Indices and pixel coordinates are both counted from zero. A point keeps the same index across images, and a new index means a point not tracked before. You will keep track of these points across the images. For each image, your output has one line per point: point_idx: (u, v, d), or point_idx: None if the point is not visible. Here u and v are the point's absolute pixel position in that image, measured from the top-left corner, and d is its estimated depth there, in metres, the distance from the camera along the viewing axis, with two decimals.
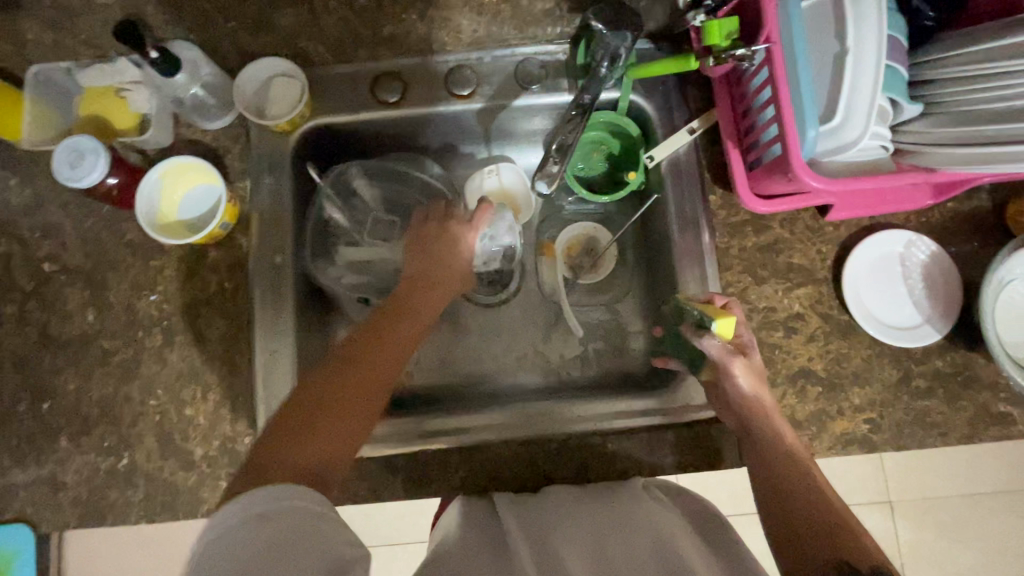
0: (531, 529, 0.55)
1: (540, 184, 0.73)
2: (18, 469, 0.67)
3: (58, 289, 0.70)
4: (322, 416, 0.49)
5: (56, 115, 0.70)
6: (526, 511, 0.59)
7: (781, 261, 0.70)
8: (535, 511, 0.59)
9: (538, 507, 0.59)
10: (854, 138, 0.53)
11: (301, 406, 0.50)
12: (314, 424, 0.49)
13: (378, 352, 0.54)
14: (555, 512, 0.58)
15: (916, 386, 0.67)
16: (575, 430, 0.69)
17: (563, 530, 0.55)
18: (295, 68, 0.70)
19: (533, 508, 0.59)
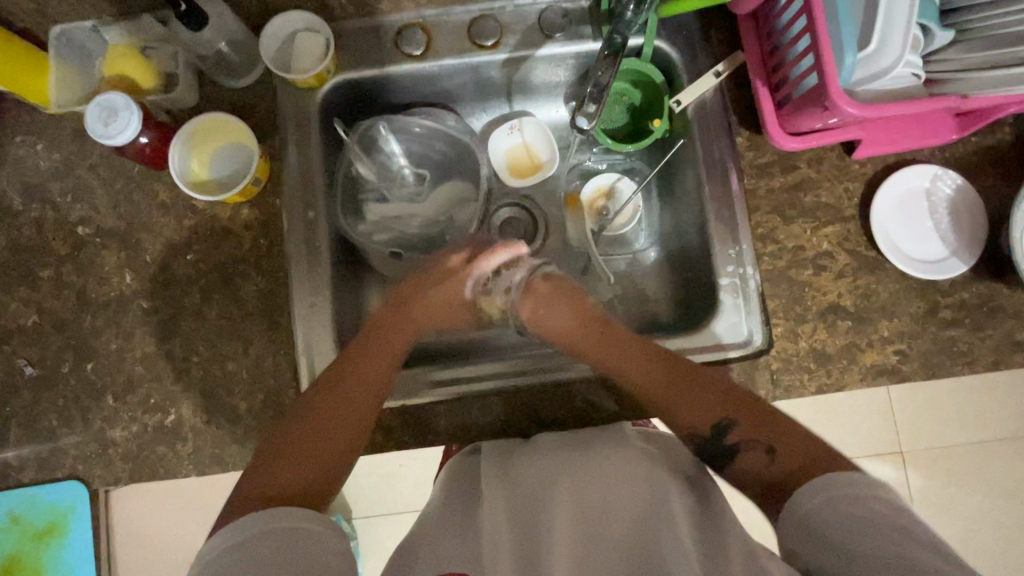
0: (519, 501, 0.55)
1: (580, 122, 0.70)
2: (66, 429, 0.68)
3: (93, 252, 0.70)
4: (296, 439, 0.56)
5: (81, 77, 0.70)
6: (511, 464, 0.59)
7: (808, 200, 0.70)
8: (519, 479, 0.57)
9: (520, 473, 0.58)
10: (890, 64, 0.53)
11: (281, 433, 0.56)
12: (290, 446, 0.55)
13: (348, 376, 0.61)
14: (534, 477, 0.57)
15: (942, 317, 0.68)
16: (552, 378, 0.70)
17: (552, 500, 0.54)
18: (319, 22, 0.70)
19: (516, 471, 0.58)
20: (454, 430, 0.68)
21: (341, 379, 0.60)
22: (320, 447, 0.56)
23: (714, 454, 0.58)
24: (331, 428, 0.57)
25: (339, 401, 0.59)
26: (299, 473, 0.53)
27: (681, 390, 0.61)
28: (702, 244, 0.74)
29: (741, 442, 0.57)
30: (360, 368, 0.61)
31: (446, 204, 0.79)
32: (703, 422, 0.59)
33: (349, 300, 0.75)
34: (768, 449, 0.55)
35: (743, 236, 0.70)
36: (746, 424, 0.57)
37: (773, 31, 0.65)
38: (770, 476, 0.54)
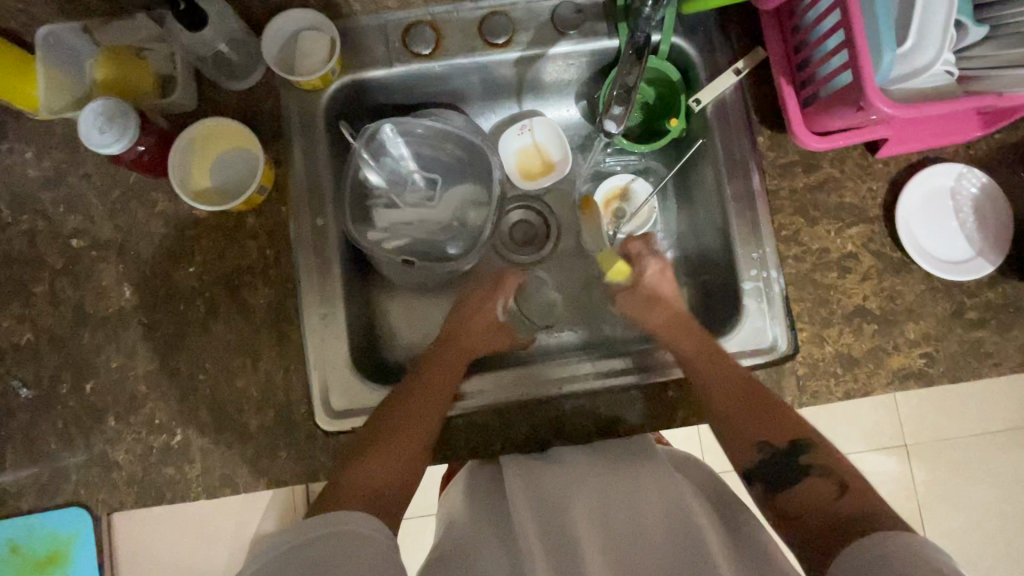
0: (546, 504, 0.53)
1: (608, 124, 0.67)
2: (67, 451, 0.65)
3: (90, 265, 0.67)
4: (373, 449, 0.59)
5: (70, 80, 0.66)
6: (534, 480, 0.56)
7: (832, 200, 0.69)
8: (545, 484, 0.55)
9: (545, 479, 0.56)
10: (927, 63, 0.52)
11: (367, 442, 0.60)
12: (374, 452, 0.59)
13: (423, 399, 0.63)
14: (561, 483, 0.55)
15: (969, 318, 0.67)
16: (573, 388, 0.68)
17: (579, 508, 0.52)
18: (324, 20, 0.67)
19: (542, 479, 0.56)
20: (483, 440, 0.66)
21: (418, 394, 0.63)
22: (400, 455, 0.59)
23: (773, 476, 0.59)
24: (415, 435, 0.60)
25: (414, 414, 0.61)
26: (382, 477, 0.57)
27: (753, 408, 0.62)
28: (723, 246, 0.72)
29: (813, 469, 0.57)
30: (440, 386, 0.64)
31: (459, 207, 0.76)
32: (777, 436, 0.60)
33: (359, 310, 0.72)
34: (839, 487, 0.55)
35: (766, 239, 0.69)
36: (821, 453, 0.58)
37: (798, 27, 0.63)
38: (831, 510, 0.53)
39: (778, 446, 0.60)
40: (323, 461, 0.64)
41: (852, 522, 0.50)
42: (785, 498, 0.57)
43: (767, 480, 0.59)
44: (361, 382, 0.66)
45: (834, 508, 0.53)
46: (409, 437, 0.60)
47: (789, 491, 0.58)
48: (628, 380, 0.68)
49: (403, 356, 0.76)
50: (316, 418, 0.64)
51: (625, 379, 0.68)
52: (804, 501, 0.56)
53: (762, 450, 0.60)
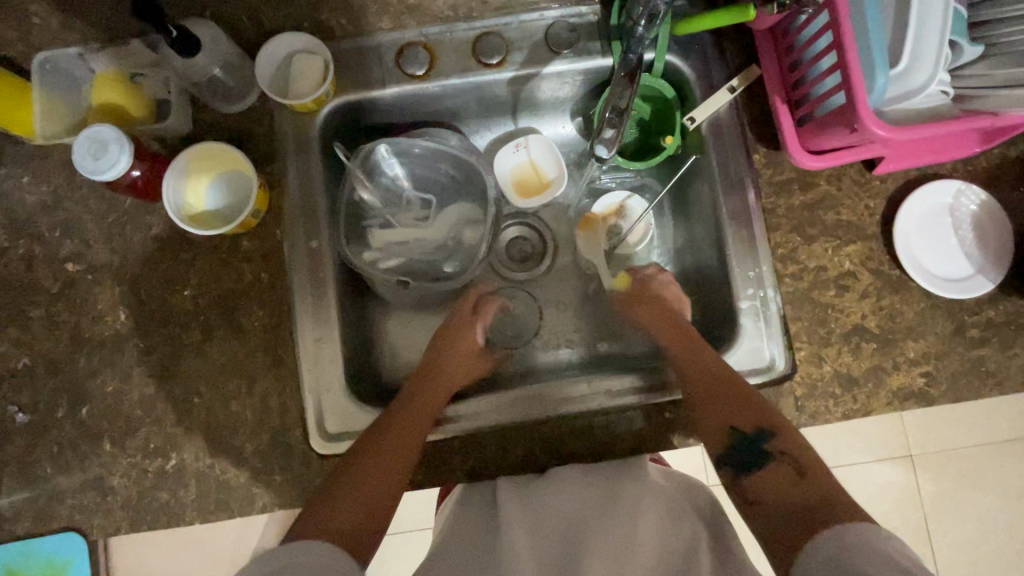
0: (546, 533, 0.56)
1: (599, 149, 0.67)
2: (62, 476, 0.65)
3: (86, 289, 0.67)
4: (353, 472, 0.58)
5: (66, 106, 0.66)
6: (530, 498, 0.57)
7: (829, 218, 0.68)
8: (542, 506, 0.56)
9: (544, 499, 0.56)
10: (922, 83, 0.51)
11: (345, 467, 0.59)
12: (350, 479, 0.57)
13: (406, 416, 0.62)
14: (560, 507, 0.56)
15: (970, 336, 0.66)
16: (571, 410, 0.67)
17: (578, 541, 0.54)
18: (317, 43, 0.67)
19: (539, 498, 0.56)
20: (479, 461, 0.65)
21: (388, 428, 0.61)
22: (381, 475, 0.58)
23: (738, 460, 0.57)
24: (397, 459, 0.59)
25: (403, 433, 0.60)
26: (348, 514, 0.55)
27: (714, 395, 0.60)
28: (720, 264, 0.71)
29: (774, 454, 0.56)
30: (412, 419, 0.62)
31: (456, 226, 0.77)
32: (745, 424, 0.58)
33: (355, 330, 0.72)
34: (798, 470, 0.54)
35: (763, 258, 0.68)
36: (788, 438, 0.56)
37: (793, 47, 0.62)
38: (793, 500, 0.52)
39: (744, 430, 0.58)
40: (318, 485, 0.64)
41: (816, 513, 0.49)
42: (749, 485, 0.56)
43: (735, 466, 0.58)
44: (356, 405, 0.66)
45: (791, 496, 0.53)
46: (394, 457, 0.59)
47: (754, 475, 0.56)
48: (628, 399, 0.67)
49: (399, 375, 0.76)
50: (310, 440, 0.64)
51: (619, 399, 0.68)
52: (767, 485, 0.55)
53: (727, 433, 0.58)
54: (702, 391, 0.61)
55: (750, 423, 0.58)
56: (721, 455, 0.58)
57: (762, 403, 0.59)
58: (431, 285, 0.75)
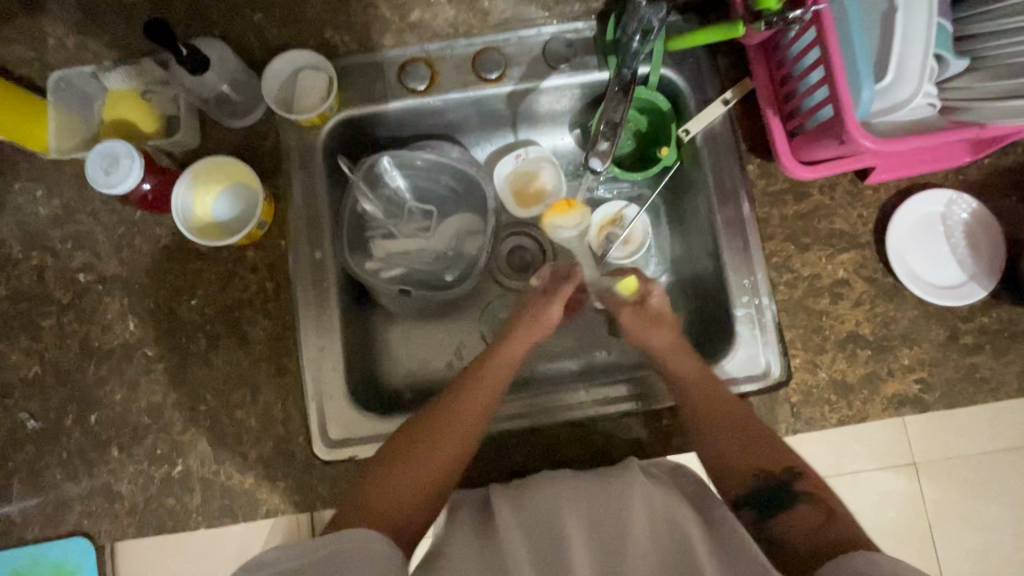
0: (539, 532, 0.50)
1: (592, 163, 0.69)
2: (71, 482, 0.66)
3: (96, 299, 0.69)
4: (410, 449, 0.58)
5: (79, 122, 0.69)
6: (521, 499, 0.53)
7: (823, 227, 0.69)
8: (532, 507, 0.52)
9: (533, 503, 0.52)
10: (907, 97, 0.53)
11: (399, 444, 0.59)
12: (406, 456, 0.57)
13: (468, 398, 0.62)
14: (549, 505, 0.52)
15: (964, 343, 0.67)
16: (565, 417, 0.68)
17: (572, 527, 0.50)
18: (322, 60, 0.69)
19: (528, 501, 0.53)
20: (480, 467, 0.67)
21: (451, 419, 0.60)
22: (433, 457, 0.57)
23: (763, 501, 0.58)
24: (451, 440, 0.59)
25: (459, 416, 0.60)
26: (404, 500, 0.55)
27: (751, 442, 0.60)
28: (716, 273, 0.72)
29: (803, 497, 0.57)
30: (472, 409, 0.61)
31: (457, 236, 0.78)
32: (775, 464, 0.59)
33: (357, 339, 0.73)
34: (827, 514, 0.55)
35: (757, 267, 0.69)
36: (812, 482, 0.58)
37: (783, 61, 0.64)
38: (822, 538, 0.53)
39: (774, 475, 0.58)
40: (320, 491, 0.65)
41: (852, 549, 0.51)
42: (772, 526, 0.56)
43: (756, 506, 0.58)
44: (358, 412, 0.67)
45: (820, 534, 0.53)
46: (450, 439, 0.59)
47: (777, 517, 0.57)
48: (625, 405, 0.68)
49: (401, 383, 0.77)
50: (314, 447, 0.65)
51: (616, 405, 0.68)
52: (793, 527, 0.56)
53: (757, 477, 0.59)
54: (733, 430, 0.61)
55: (783, 466, 0.58)
56: (746, 497, 0.59)
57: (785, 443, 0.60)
58: (431, 295, 0.76)
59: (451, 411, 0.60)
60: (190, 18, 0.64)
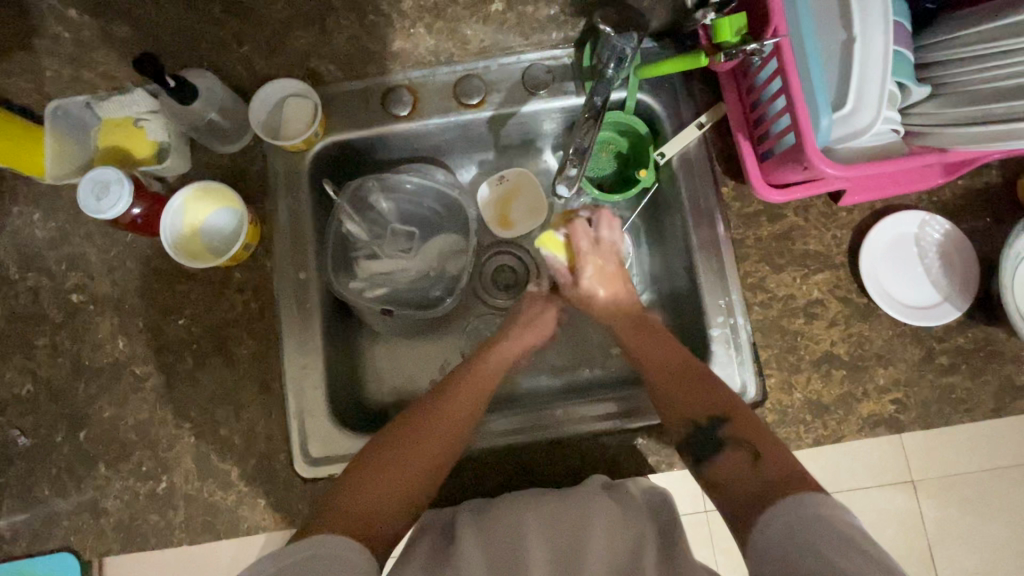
0: (497, 547, 0.54)
1: (561, 188, 0.71)
2: (59, 498, 0.68)
3: (87, 319, 0.71)
4: (384, 459, 0.60)
5: (75, 148, 0.72)
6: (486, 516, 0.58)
7: (797, 248, 0.70)
8: (497, 526, 0.56)
9: (497, 523, 0.56)
10: (867, 123, 0.54)
11: (372, 453, 0.61)
12: (378, 465, 0.59)
13: (442, 412, 0.64)
14: (510, 524, 0.56)
15: (939, 363, 0.67)
16: (550, 436, 0.69)
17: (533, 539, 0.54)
18: (307, 87, 0.71)
19: (492, 517, 0.57)
20: (461, 484, 0.68)
21: (425, 431, 0.62)
22: (405, 468, 0.59)
23: (700, 447, 0.61)
24: (424, 452, 0.61)
25: (434, 430, 0.62)
26: (377, 505, 0.57)
27: (683, 385, 0.64)
28: (693, 294, 0.73)
29: (732, 440, 0.59)
30: (448, 419, 0.63)
31: (440, 257, 0.80)
32: (704, 413, 0.62)
33: (341, 357, 0.75)
34: (752, 454, 0.57)
35: (732, 287, 0.70)
36: (740, 424, 0.60)
37: (753, 87, 0.65)
38: (749, 480, 0.56)
39: (703, 420, 0.61)
40: (300, 508, 0.66)
41: (774, 490, 0.53)
42: (710, 469, 0.60)
43: (694, 452, 0.61)
44: (338, 430, 0.68)
45: (752, 476, 0.56)
46: (423, 449, 0.61)
47: (712, 460, 0.60)
48: (601, 424, 0.69)
49: (384, 400, 0.78)
50: (295, 465, 0.67)
51: (594, 424, 0.69)
52: (727, 471, 0.58)
53: (691, 424, 0.62)
54: (663, 377, 0.65)
55: (708, 411, 0.61)
56: (686, 444, 0.62)
57: (717, 386, 0.64)
58: (414, 314, 0.77)
59: (426, 420, 0.63)
60: (180, 50, 0.67)
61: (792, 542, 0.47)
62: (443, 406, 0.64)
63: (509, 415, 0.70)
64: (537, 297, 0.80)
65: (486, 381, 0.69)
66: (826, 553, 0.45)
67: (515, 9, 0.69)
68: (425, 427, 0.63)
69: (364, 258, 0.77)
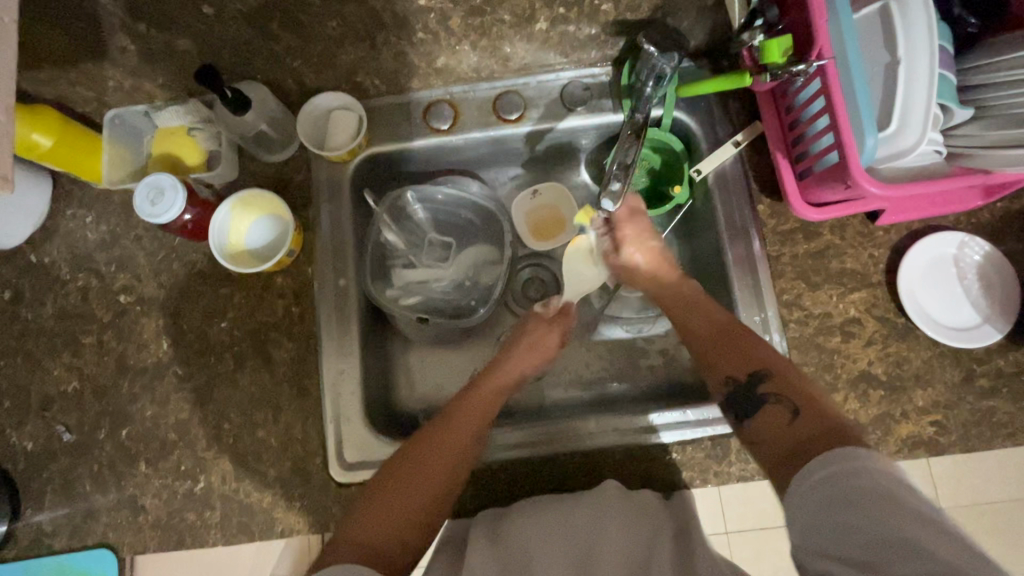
0: (511, 556, 0.54)
1: (605, 202, 0.72)
2: (99, 494, 0.69)
3: (133, 320, 0.73)
4: (394, 487, 0.60)
5: (130, 155, 0.75)
6: (496, 531, 0.58)
7: (834, 266, 0.70)
8: (510, 541, 0.56)
9: (513, 535, 0.57)
10: (911, 144, 0.55)
11: (385, 477, 0.61)
12: (386, 494, 0.59)
13: (451, 429, 0.64)
14: (523, 538, 0.56)
15: (979, 386, 0.67)
16: (580, 448, 0.69)
17: (548, 553, 0.54)
18: (352, 101, 0.74)
19: (505, 533, 0.57)
20: (488, 494, 0.68)
21: (433, 453, 0.62)
22: (416, 492, 0.59)
23: (740, 403, 0.60)
24: (434, 473, 0.61)
25: (444, 446, 0.63)
26: (391, 533, 0.57)
27: (722, 346, 0.63)
28: (727, 310, 0.74)
29: (771, 396, 0.58)
30: (455, 440, 0.63)
31: (473, 267, 0.81)
32: (740, 369, 0.61)
33: (375, 363, 0.76)
34: (792, 411, 0.56)
35: (768, 303, 0.70)
36: (776, 381, 0.59)
37: (791, 107, 0.66)
38: (787, 437, 0.54)
39: (740, 379, 0.61)
40: (334, 512, 0.67)
41: (810, 445, 0.51)
42: (750, 428, 0.59)
43: (734, 409, 0.60)
44: (373, 436, 0.69)
45: (791, 434, 0.54)
46: (434, 470, 0.61)
47: (751, 417, 0.59)
48: (629, 438, 0.69)
49: (415, 407, 0.79)
50: (329, 469, 0.67)
51: (626, 437, 0.69)
52: (766, 428, 0.57)
53: (727, 381, 0.61)
54: (704, 338, 0.65)
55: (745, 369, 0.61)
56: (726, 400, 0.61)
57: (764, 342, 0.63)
58: (448, 323, 0.78)
59: (432, 441, 0.63)
60: (234, 65, 0.69)
61: (826, 501, 0.46)
62: (449, 424, 0.65)
63: (522, 428, 0.70)
64: (541, 320, 0.77)
65: (492, 400, 0.69)
66: (859, 509, 0.44)
67: (558, 28, 0.69)
68: (431, 448, 0.62)
69: (400, 264, 0.79)
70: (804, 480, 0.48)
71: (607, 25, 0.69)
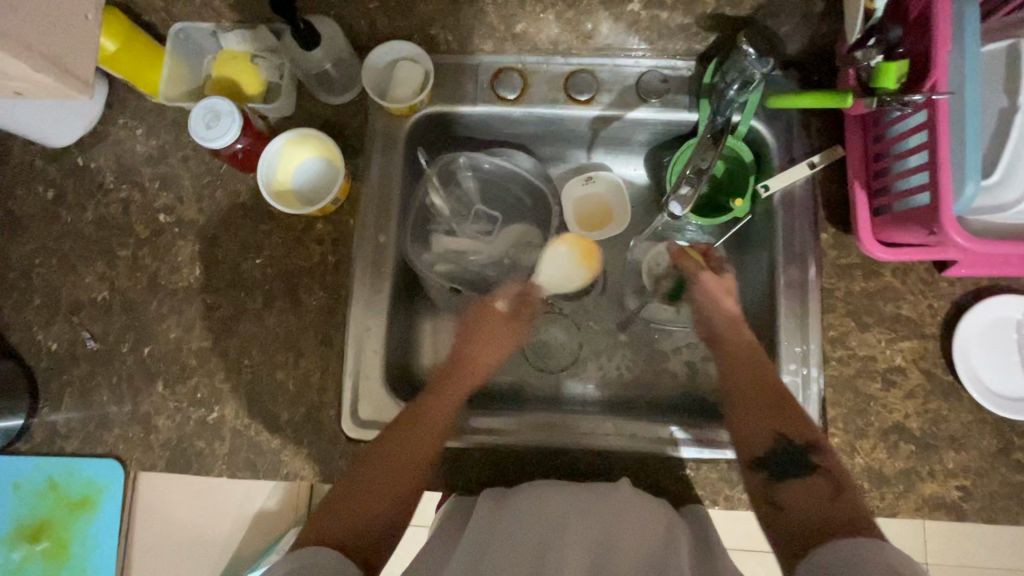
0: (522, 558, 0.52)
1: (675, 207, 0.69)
2: (115, 405, 0.70)
3: (170, 240, 0.72)
4: (378, 458, 0.60)
5: (189, 73, 0.73)
6: (506, 524, 0.55)
7: (888, 310, 0.67)
8: (514, 536, 0.54)
9: (507, 524, 0.55)
10: (1012, 199, 0.54)
11: (372, 447, 0.61)
12: (373, 466, 0.59)
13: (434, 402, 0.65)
14: (541, 535, 0.54)
15: (1016, 459, 0.64)
16: (580, 445, 0.68)
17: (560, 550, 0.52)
18: (420, 52, 0.71)
19: (501, 527, 0.55)
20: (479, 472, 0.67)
21: (423, 426, 0.62)
22: (405, 464, 0.60)
23: (782, 467, 0.59)
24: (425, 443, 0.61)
25: (431, 420, 0.63)
26: (385, 505, 0.57)
27: (781, 407, 0.62)
28: (768, 335, 0.71)
29: (821, 467, 0.58)
30: (439, 414, 0.64)
31: (514, 245, 0.79)
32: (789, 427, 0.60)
33: (401, 325, 0.75)
34: (829, 484, 0.56)
35: (812, 336, 0.68)
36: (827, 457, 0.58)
37: (882, 136, 0.62)
38: (817, 507, 0.54)
39: (795, 438, 0.60)
40: (340, 466, 0.67)
41: (831, 524, 0.51)
42: (782, 490, 0.57)
43: (774, 468, 0.59)
44: (390, 398, 0.69)
45: (823, 505, 0.54)
46: (422, 441, 0.61)
47: (789, 482, 0.58)
48: (644, 449, 0.67)
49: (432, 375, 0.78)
50: (343, 423, 0.67)
51: (643, 446, 0.67)
52: (799, 495, 0.56)
53: (775, 440, 0.60)
54: (746, 397, 0.64)
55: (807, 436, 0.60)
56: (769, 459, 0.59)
57: (783, 405, 0.62)
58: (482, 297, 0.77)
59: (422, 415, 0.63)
60: None
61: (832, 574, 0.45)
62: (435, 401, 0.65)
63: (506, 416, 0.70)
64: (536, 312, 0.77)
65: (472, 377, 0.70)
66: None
67: (650, 11, 0.66)
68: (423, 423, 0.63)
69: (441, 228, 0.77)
70: (822, 550, 0.48)
71: (702, 16, 0.66)
